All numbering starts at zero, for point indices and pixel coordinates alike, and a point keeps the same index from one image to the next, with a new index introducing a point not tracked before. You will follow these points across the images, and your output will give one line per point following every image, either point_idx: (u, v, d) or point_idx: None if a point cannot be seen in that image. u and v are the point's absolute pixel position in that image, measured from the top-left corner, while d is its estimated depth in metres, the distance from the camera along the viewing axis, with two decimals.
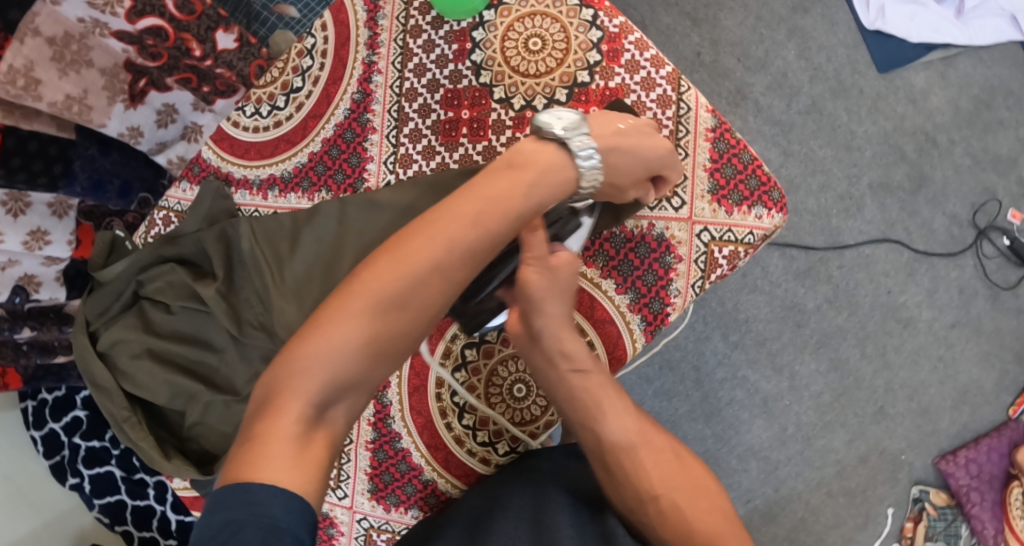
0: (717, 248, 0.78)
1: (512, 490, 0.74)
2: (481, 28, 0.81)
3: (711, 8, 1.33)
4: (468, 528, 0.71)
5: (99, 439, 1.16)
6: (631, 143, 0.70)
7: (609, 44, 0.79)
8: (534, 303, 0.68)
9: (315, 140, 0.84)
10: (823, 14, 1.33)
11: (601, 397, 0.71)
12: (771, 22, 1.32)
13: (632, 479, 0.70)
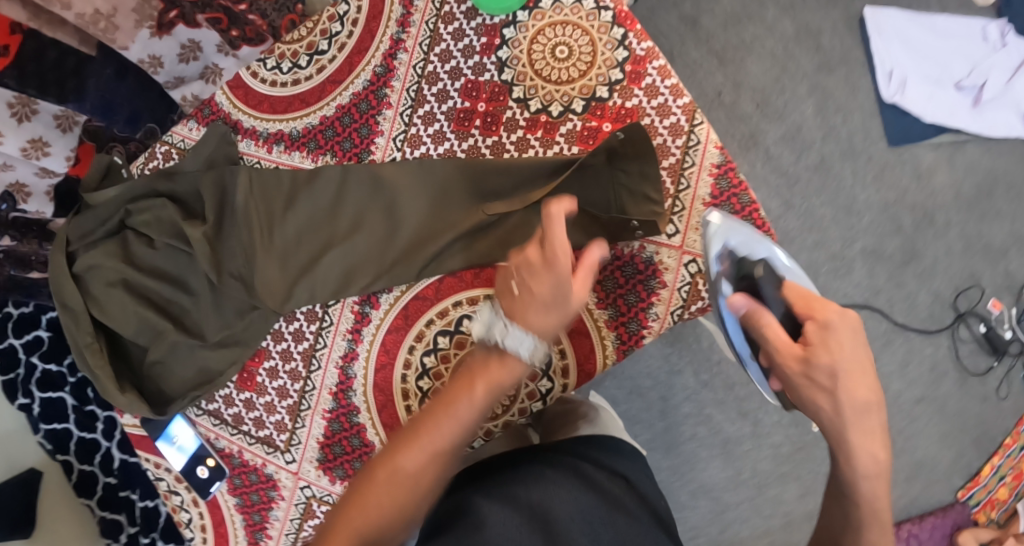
0: (702, 281, 0.79)
1: (547, 470, 0.74)
2: (512, 27, 0.81)
3: (739, 51, 1.34)
4: (499, 492, 0.70)
5: (56, 364, 1.11)
6: (540, 302, 0.69)
7: (633, 66, 0.79)
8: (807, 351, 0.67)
9: (329, 104, 0.84)
10: (847, 77, 1.34)
11: (866, 486, 0.66)
12: (795, 75, 1.34)
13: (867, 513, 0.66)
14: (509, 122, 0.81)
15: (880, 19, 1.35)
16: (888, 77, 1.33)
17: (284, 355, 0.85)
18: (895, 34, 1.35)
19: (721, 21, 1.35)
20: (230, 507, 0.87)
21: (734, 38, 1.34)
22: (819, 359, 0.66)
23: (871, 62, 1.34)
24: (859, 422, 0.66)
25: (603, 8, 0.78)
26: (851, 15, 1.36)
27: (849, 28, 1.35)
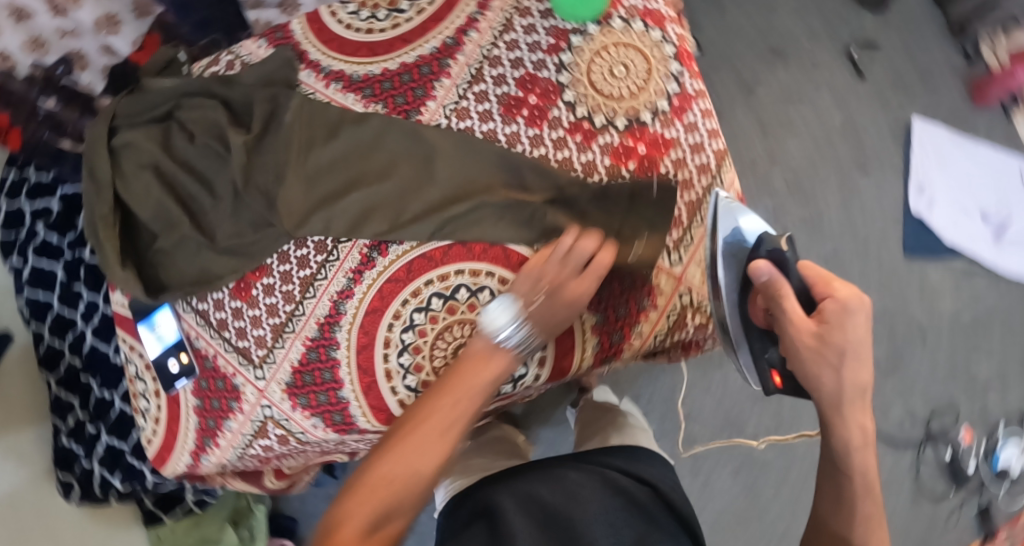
0: (689, 312, 0.87)
1: (569, 470, 0.78)
2: (581, 36, 0.86)
3: (784, 129, 1.39)
4: (524, 496, 0.74)
5: (59, 235, 1.11)
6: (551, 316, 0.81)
7: (680, 101, 0.85)
8: (825, 331, 0.74)
9: (393, 59, 0.86)
10: (880, 179, 1.38)
11: (855, 455, 0.74)
12: (831, 166, 1.38)
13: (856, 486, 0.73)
14: (554, 120, 0.84)
15: (926, 132, 1.39)
16: (917, 191, 1.37)
17: (283, 276, 0.85)
18: (935, 150, 1.39)
19: (776, 95, 1.40)
20: (190, 406, 0.90)
21: (782, 115, 1.39)
22: (841, 342, 0.73)
23: (907, 170, 1.38)
24: (850, 403, 0.74)
25: (665, 43, 0.86)
26: (898, 122, 1.40)
27: (894, 135, 1.39)
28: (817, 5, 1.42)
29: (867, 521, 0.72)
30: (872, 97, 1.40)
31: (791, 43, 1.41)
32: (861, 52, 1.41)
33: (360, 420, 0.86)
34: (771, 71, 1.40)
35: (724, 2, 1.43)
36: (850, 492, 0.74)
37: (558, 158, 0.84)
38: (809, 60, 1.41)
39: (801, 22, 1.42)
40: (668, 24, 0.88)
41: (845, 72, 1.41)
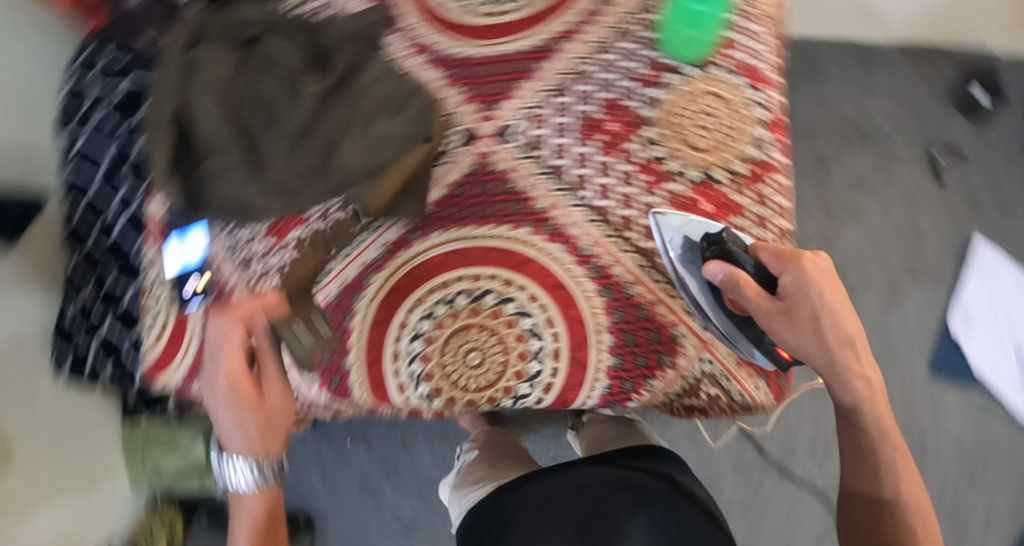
0: (708, 383, 0.83)
1: (584, 471, 0.77)
2: (677, 75, 0.81)
3: (846, 214, 1.35)
4: (543, 502, 0.73)
5: None
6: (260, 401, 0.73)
7: (758, 168, 0.82)
8: (790, 302, 0.71)
9: (484, 47, 0.84)
10: (926, 290, 1.34)
11: (865, 407, 0.72)
12: (881, 263, 1.34)
13: (877, 448, 0.72)
14: (627, 152, 0.82)
15: (986, 255, 1.37)
16: (960, 312, 1.33)
17: None
18: (989, 276, 1.36)
19: (848, 178, 1.36)
20: (198, 331, 0.90)
21: (847, 200, 1.35)
22: (804, 310, 0.71)
23: (955, 288, 1.34)
24: (849, 362, 0.71)
25: (758, 105, 0.82)
26: (959, 238, 1.36)
27: (952, 249, 1.35)
28: (914, 97, 1.37)
29: (904, 477, 0.70)
30: (941, 206, 1.36)
31: (876, 130, 1.37)
32: (942, 158, 1.37)
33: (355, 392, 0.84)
34: (849, 152, 1.36)
35: (827, 71, 1.37)
36: (872, 456, 0.72)
37: (620, 191, 0.83)
38: (890, 152, 1.37)
39: (894, 110, 1.37)
40: (768, 87, 0.82)
41: (921, 173, 1.37)
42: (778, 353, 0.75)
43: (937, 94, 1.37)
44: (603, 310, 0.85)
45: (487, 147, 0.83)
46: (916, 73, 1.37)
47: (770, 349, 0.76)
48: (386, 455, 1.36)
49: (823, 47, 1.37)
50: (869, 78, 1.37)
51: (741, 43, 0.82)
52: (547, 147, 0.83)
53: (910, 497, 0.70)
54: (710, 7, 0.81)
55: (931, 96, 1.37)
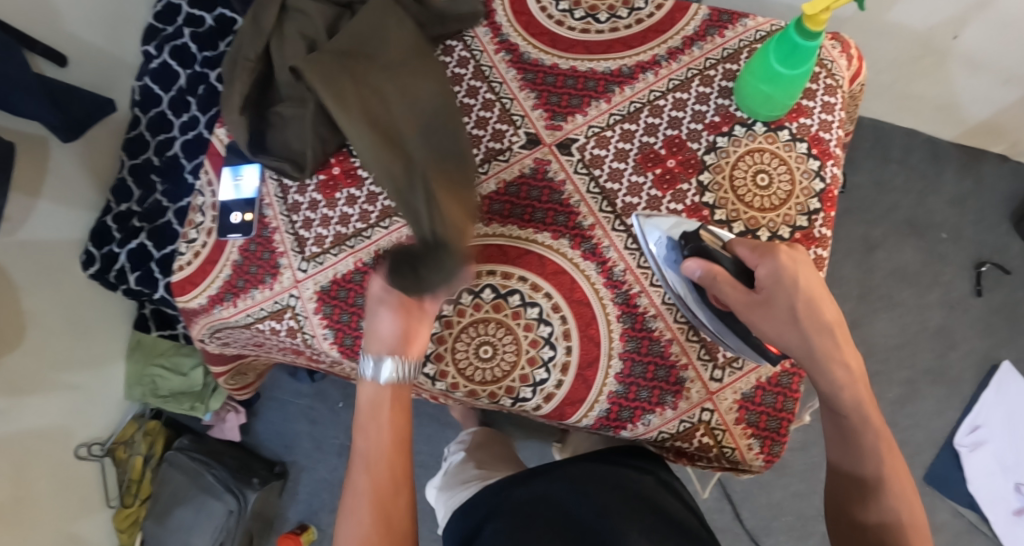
0: (702, 430, 0.81)
1: (578, 466, 0.80)
2: (743, 128, 0.84)
3: (878, 303, 1.36)
4: (541, 494, 0.75)
5: (208, 71, 1.23)
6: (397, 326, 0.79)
7: (800, 237, 0.83)
8: (767, 293, 0.72)
9: (568, 60, 0.87)
10: (939, 397, 1.34)
11: (848, 396, 0.74)
12: (901, 361, 1.35)
13: (874, 452, 0.73)
14: (680, 192, 0.83)
15: (1012, 382, 1.33)
16: (970, 429, 1.32)
17: (370, 194, 0.89)
18: (1010, 405, 1.32)
19: (887, 269, 1.37)
20: (229, 258, 0.91)
21: (885, 289, 1.37)
22: (777, 299, 0.72)
23: (970, 405, 1.33)
24: (829, 358, 0.72)
25: (818, 177, 0.84)
26: (987, 357, 1.35)
27: (978, 365, 1.34)
28: (976, 206, 1.37)
29: (896, 499, 0.72)
30: (977, 319, 1.35)
31: (930, 229, 1.37)
32: (989, 272, 1.36)
33: None
34: (898, 243, 1.37)
35: (890, 155, 1.38)
36: (866, 482, 0.73)
37: None
38: (939, 254, 1.37)
39: (952, 214, 1.37)
40: (830, 162, 0.85)
41: (965, 282, 1.36)
42: (770, 349, 0.75)
43: (999, 209, 1.37)
44: (619, 335, 0.81)
45: (546, 155, 0.85)
46: (984, 183, 1.37)
47: (761, 346, 0.74)
48: None
49: (896, 134, 1.39)
50: (935, 175, 1.38)
51: (813, 112, 0.85)
52: (602, 168, 0.84)
53: (904, 517, 0.71)
54: (800, 72, 0.76)
55: (992, 209, 1.37)
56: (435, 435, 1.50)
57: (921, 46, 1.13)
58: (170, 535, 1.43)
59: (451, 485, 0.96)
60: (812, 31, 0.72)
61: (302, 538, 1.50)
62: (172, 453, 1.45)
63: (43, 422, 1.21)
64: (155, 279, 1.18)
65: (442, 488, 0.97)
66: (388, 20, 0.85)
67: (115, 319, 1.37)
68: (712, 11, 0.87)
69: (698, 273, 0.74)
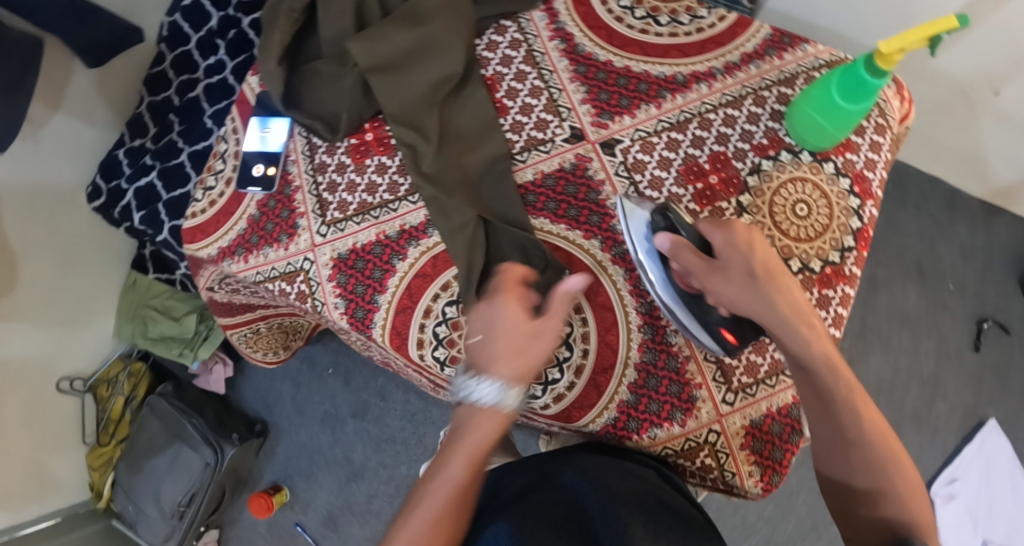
0: (705, 452, 0.80)
1: (575, 460, 0.79)
2: (789, 154, 0.82)
3: (877, 343, 1.37)
4: (538, 491, 0.74)
5: (242, 16, 1.20)
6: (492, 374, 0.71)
7: (830, 273, 0.82)
8: (726, 259, 0.73)
9: (622, 58, 0.85)
10: (920, 444, 1.35)
11: (829, 371, 0.71)
12: (889, 404, 1.36)
13: (861, 432, 0.70)
14: (718, 210, 0.82)
15: (994, 440, 1.35)
16: (946, 480, 1.35)
17: (401, 166, 0.86)
18: (988, 462, 1.35)
19: (890, 310, 1.37)
20: (245, 212, 0.89)
21: (884, 331, 1.36)
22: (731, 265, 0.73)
23: (951, 457, 1.35)
24: (801, 316, 0.71)
25: (856, 215, 0.83)
26: (975, 412, 1.36)
27: (964, 418, 1.36)
28: (986, 261, 1.36)
29: (890, 488, 0.70)
30: (970, 373, 1.36)
31: (937, 278, 1.37)
32: (990, 329, 1.36)
33: (375, 330, 0.83)
34: (904, 287, 1.37)
35: (909, 199, 1.37)
36: (854, 474, 0.71)
37: None
38: (942, 304, 1.36)
39: (961, 266, 1.36)
40: (870, 202, 0.83)
41: (963, 335, 1.36)
42: (727, 336, 0.75)
43: (1009, 267, 1.36)
44: (638, 345, 0.80)
45: (589, 152, 0.83)
46: (999, 240, 1.36)
47: (719, 330, 0.75)
48: (360, 396, 1.51)
49: (918, 178, 1.36)
50: (950, 225, 1.36)
51: (860, 149, 0.84)
52: (643, 174, 0.83)
53: (896, 507, 0.69)
54: (858, 108, 0.75)
55: (1001, 267, 1.36)
56: (418, 413, 1.48)
57: (958, 92, 1.08)
58: (141, 481, 1.39)
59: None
60: (881, 70, 0.71)
61: (273, 500, 1.47)
62: (154, 398, 1.41)
63: (29, 350, 1.19)
64: (161, 221, 1.15)
65: None
66: (457, 5, 0.84)
67: (112, 256, 1.34)
68: (775, 31, 0.85)
69: (666, 245, 0.74)
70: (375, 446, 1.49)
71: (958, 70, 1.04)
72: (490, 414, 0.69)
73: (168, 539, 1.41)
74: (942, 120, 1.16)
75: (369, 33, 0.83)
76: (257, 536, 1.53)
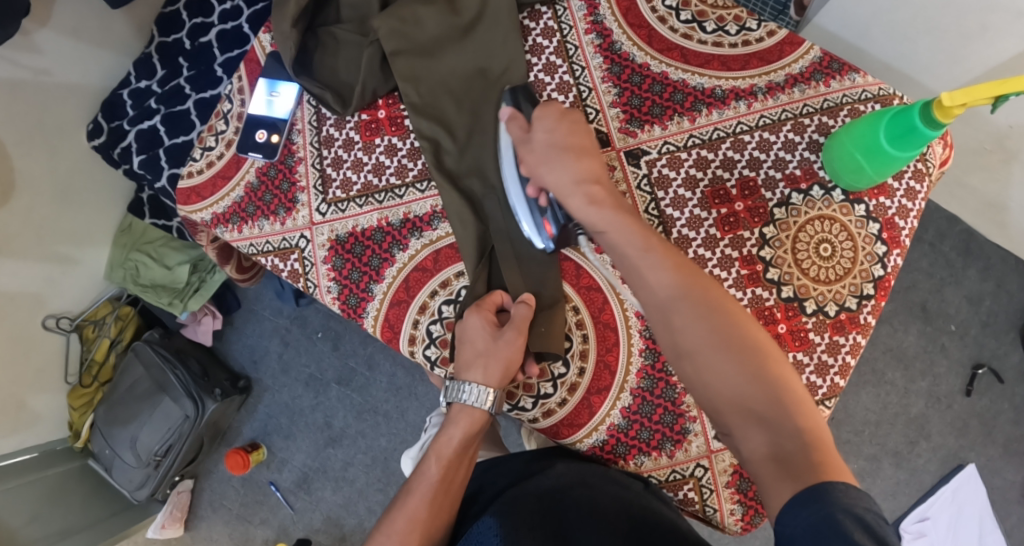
0: (690, 486, 0.77)
1: (557, 465, 0.78)
2: (820, 190, 0.79)
3: (867, 379, 1.40)
4: (508, 504, 0.73)
5: None
6: (449, 430, 0.78)
7: (844, 319, 0.79)
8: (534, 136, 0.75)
9: (661, 63, 0.82)
10: (897, 480, 1.39)
11: (628, 237, 0.70)
12: (872, 437, 1.40)
13: (681, 304, 0.67)
14: (739, 239, 0.79)
15: (970, 485, 1.38)
16: (917, 519, 1.38)
17: (412, 151, 0.81)
18: (960, 507, 1.37)
19: (883, 350, 1.41)
20: (244, 178, 0.84)
21: (879, 365, 1.40)
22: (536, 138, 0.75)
23: (925, 495, 1.38)
24: (584, 184, 0.72)
25: (879, 262, 0.79)
26: (956, 455, 1.38)
27: (943, 460, 1.38)
28: (991, 307, 1.39)
29: (729, 361, 0.64)
30: (957, 417, 1.38)
31: (940, 319, 1.40)
32: (983, 376, 1.38)
33: (367, 319, 0.80)
34: (905, 325, 1.40)
35: (924, 236, 1.41)
36: (685, 359, 0.67)
37: (712, 269, 0.79)
38: (941, 346, 1.39)
39: (965, 310, 1.39)
40: (896, 251, 0.79)
41: (957, 379, 1.39)
42: (547, 227, 0.76)
43: (1012, 317, 1.38)
44: (638, 370, 0.77)
45: (612, 160, 0.80)
46: (1005, 291, 1.38)
47: (540, 222, 0.76)
48: (347, 362, 1.49)
49: (936, 218, 1.40)
50: (961, 270, 1.39)
51: (894, 194, 0.79)
52: (667, 191, 0.80)
53: (747, 384, 0.63)
54: (903, 155, 0.71)
55: (1006, 316, 1.38)
56: (403, 387, 1.47)
57: (995, 139, 1.03)
58: (121, 428, 1.37)
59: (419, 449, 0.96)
60: (938, 122, 0.67)
61: (250, 457, 1.46)
62: (139, 344, 1.37)
63: (15, 286, 1.15)
64: (160, 167, 1.08)
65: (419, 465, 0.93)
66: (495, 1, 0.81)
67: (109, 196, 1.30)
68: (825, 55, 0.80)
69: (504, 120, 0.77)
70: (357, 415, 1.48)
71: (1000, 117, 0.99)
72: (467, 413, 0.77)
73: (142, 487, 1.40)
74: (975, 164, 1.10)
75: (399, 14, 0.80)
76: (230, 490, 1.51)
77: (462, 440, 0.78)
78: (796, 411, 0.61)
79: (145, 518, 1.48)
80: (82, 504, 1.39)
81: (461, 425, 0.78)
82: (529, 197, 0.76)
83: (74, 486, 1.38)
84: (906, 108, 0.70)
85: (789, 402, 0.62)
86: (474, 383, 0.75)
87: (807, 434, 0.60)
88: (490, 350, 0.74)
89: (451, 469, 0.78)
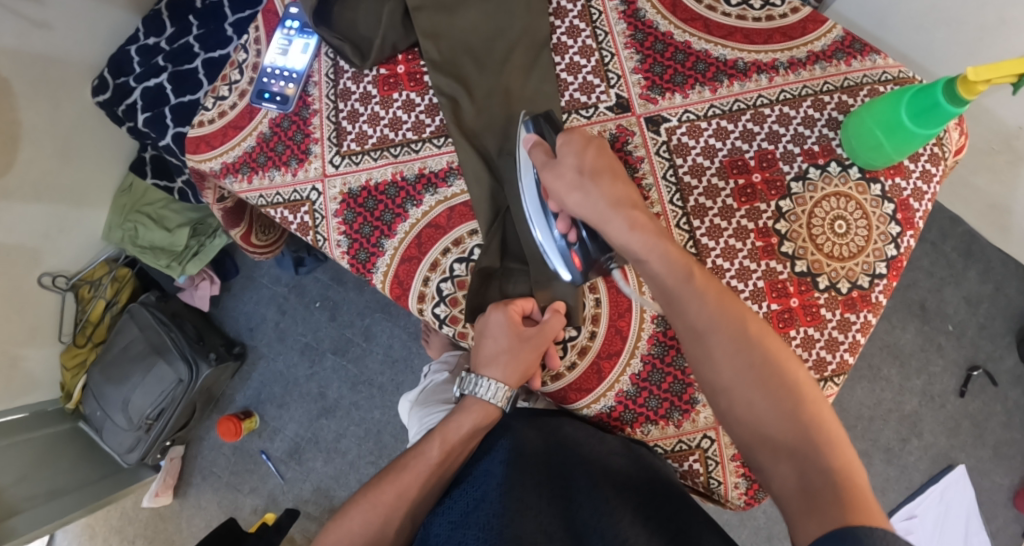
0: (695, 457, 0.77)
1: (565, 427, 0.78)
2: (838, 166, 0.79)
3: (863, 374, 1.41)
4: (513, 466, 0.72)
5: None
6: (452, 420, 0.78)
7: (857, 296, 0.78)
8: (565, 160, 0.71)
9: (685, 33, 0.81)
10: (887, 476, 1.39)
11: (668, 263, 0.68)
12: (865, 432, 1.40)
13: (718, 334, 0.66)
14: (755, 211, 0.78)
15: (959, 486, 1.38)
16: (904, 516, 1.38)
17: (430, 106, 0.80)
18: (948, 506, 1.38)
19: (880, 345, 1.41)
20: (256, 129, 0.83)
21: (875, 361, 1.41)
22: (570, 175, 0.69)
23: (914, 493, 1.39)
24: (622, 207, 0.68)
25: (893, 242, 0.79)
26: (946, 455, 1.39)
27: (934, 459, 1.39)
28: (988, 310, 1.39)
29: (764, 398, 0.64)
30: (950, 417, 1.39)
31: (937, 318, 1.40)
32: (978, 378, 1.39)
33: (376, 275, 0.79)
34: (903, 323, 1.41)
35: (926, 235, 1.41)
36: (719, 393, 0.67)
37: (727, 239, 0.78)
38: (937, 345, 1.40)
39: (963, 311, 1.39)
40: (910, 232, 0.79)
41: (951, 379, 1.39)
42: (575, 259, 0.72)
43: (1009, 321, 1.38)
44: (651, 335, 0.76)
45: (632, 125, 0.80)
46: (1003, 294, 1.39)
47: (566, 252, 0.72)
48: (344, 333, 1.48)
49: (939, 217, 1.41)
50: (961, 271, 1.40)
51: (910, 175, 0.79)
52: (686, 158, 0.79)
53: (781, 423, 0.64)
54: (923, 133, 0.71)
55: (1003, 319, 1.39)
56: (399, 359, 1.45)
57: (1003, 138, 1.03)
58: (113, 388, 1.35)
59: (435, 401, 0.95)
60: (961, 98, 0.66)
61: (242, 425, 1.44)
62: (136, 306, 1.35)
63: (13, 237, 1.13)
64: (163, 126, 1.04)
65: (421, 407, 0.96)
66: None
67: (110, 154, 1.28)
68: (847, 35, 0.80)
69: (527, 148, 0.73)
70: (351, 386, 1.46)
71: (1011, 116, 0.99)
72: (483, 407, 0.79)
73: (133, 449, 1.39)
74: (982, 166, 1.10)
75: None
76: (220, 457, 1.50)
77: (469, 421, 0.78)
78: (827, 449, 0.62)
79: (134, 483, 1.46)
80: (73, 465, 1.37)
81: (467, 413, 0.79)
82: (556, 231, 0.72)
83: (64, 447, 1.36)
84: (928, 85, 0.70)
85: (828, 446, 0.62)
86: (493, 380, 0.77)
87: (840, 475, 0.60)
88: (511, 352, 0.75)
89: (451, 456, 0.77)
